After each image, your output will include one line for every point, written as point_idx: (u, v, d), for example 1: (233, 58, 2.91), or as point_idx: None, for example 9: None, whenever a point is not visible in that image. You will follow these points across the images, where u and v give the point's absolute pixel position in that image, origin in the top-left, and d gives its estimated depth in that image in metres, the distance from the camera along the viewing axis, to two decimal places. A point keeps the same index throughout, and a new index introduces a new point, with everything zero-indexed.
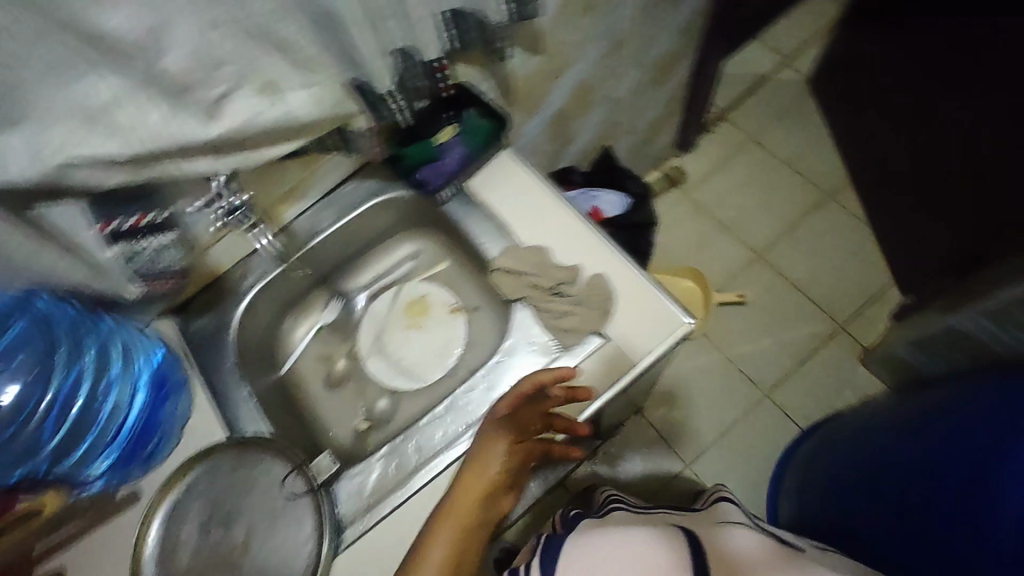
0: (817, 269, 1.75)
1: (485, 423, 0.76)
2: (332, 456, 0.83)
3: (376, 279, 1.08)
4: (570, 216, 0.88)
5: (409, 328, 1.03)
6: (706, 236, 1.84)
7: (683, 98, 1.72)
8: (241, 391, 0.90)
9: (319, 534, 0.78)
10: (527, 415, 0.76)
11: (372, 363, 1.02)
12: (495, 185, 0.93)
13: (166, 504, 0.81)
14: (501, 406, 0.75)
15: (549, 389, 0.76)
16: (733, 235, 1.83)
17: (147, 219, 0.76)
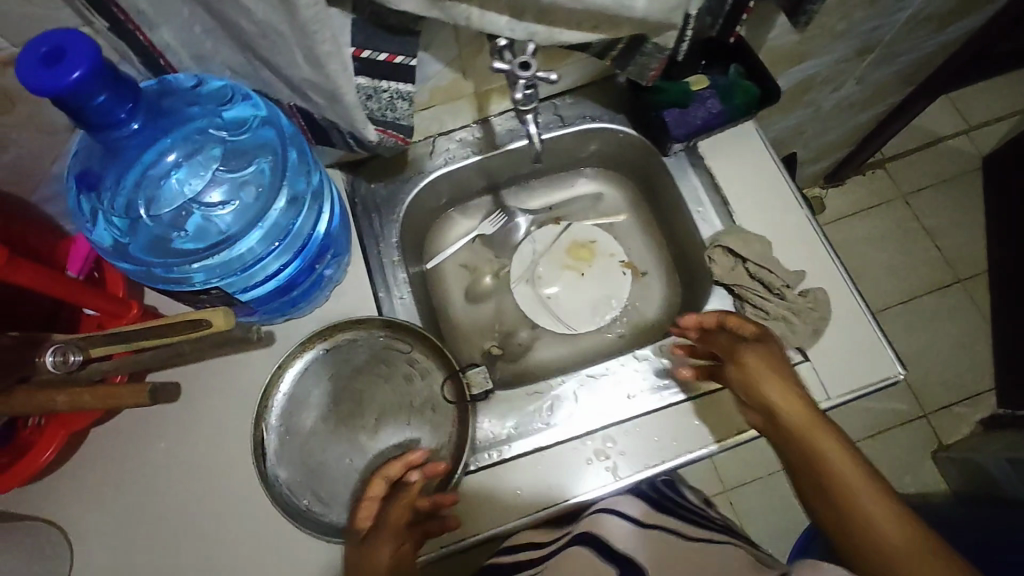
0: (917, 351, 1.67)
1: (368, 497, 0.68)
2: (487, 373, 0.77)
3: (548, 206, 0.98)
4: (802, 224, 0.81)
5: (561, 265, 0.95)
6: None
7: (865, 130, 1.58)
8: (398, 274, 0.83)
9: (457, 449, 0.73)
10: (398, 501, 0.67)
11: (524, 293, 0.94)
12: (727, 158, 0.84)
13: (307, 358, 0.76)
14: (374, 490, 0.68)
15: (406, 479, 0.68)
16: None
17: (396, 61, 0.62)
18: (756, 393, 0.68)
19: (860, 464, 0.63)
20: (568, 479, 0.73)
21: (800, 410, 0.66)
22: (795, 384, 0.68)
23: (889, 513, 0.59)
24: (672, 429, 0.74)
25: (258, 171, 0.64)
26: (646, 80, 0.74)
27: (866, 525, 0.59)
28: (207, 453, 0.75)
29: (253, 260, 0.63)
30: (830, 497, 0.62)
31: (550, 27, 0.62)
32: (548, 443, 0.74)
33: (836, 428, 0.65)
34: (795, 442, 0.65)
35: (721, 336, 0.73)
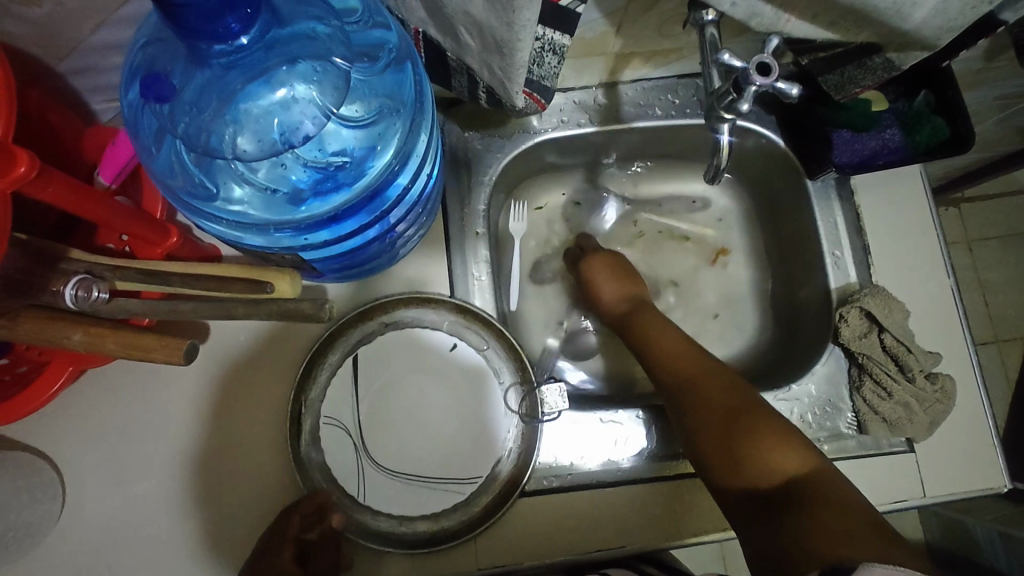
0: None
1: (286, 535, 0.56)
2: (563, 393, 0.65)
3: (648, 199, 0.85)
4: (948, 299, 0.70)
5: (348, 431, 0.62)
6: None
7: (964, 171, 1.44)
8: (476, 249, 0.70)
9: (515, 467, 0.64)
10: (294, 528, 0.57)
11: (431, 497, 0.62)
12: (880, 200, 0.72)
13: (358, 334, 0.65)
14: (292, 529, 0.57)
15: (328, 524, 0.58)
16: None
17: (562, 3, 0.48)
18: (642, 327, 0.70)
19: (699, 353, 0.64)
20: (630, 524, 0.64)
21: (671, 336, 0.67)
22: (666, 323, 0.70)
23: (711, 383, 0.60)
24: None
25: (376, 112, 0.49)
26: (844, 95, 0.60)
27: (692, 395, 0.60)
28: (230, 415, 0.64)
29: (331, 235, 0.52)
30: (682, 396, 0.61)
31: (780, 11, 0.47)
32: (596, 484, 0.65)
33: (690, 344, 0.66)
34: (642, 342, 0.68)
35: (608, 285, 0.76)
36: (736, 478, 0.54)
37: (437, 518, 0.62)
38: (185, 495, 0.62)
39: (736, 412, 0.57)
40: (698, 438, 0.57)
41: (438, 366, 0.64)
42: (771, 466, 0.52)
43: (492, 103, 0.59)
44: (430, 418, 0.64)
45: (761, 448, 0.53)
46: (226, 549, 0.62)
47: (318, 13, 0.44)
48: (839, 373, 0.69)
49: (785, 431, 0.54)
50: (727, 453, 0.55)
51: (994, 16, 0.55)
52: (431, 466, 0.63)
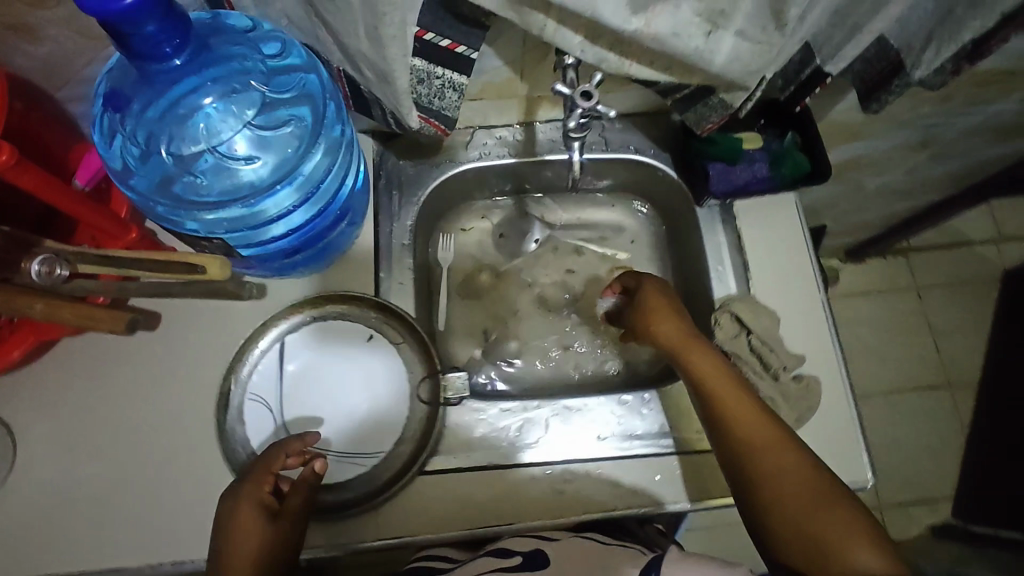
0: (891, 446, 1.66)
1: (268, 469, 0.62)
2: (467, 380, 0.73)
3: (568, 225, 0.96)
4: (818, 311, 0.78)
5: (271, 408, 0.71)
6: None
7: (893, 219, 1.56)
8: (401, 257, 0.81)
9: (418, 446, 0.71)
10: (257, 479, 0.62)
11: (340, 469, 0.69)
12: (757, 224, 0.83)
13: (285, 324, 0.73)
14: (275, 464, 0.63)
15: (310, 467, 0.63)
16: None
17: (459, 50, 0.64)
18: (702, 374, 0.65)
19: (760, 406, 0.62)
20: (523, 503, 0.70)
21: (727, 380, 0.64)
22: (724, 367, 0.66)
23: (784, 448, 0.58)
24: (633, 478, 0.71)
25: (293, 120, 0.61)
26: (701, 130, 0.72)
27: (765, 456, 0.58)
28: (153, 399, 0.70)
29: (269, 218, 0.62)
30: (756, 460, 0.58)
31: (622, 57, 0.60)
32: (490, 466, 0.71)
33: (749, 392, 0.63)
34: (702, 384, 0.65)
35: (665, 322, 0.71)
36: (820, 569, 0.52)
37: (343, 488, 0.69)
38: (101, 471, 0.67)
39: (820, 485, 0.55)
40: (779, 512, 0.55)
41: (354, 354, 0.73)
42: (861, 559, 0.50)
43: (392, 124, 0.70)
44: (344, 399, 0.72)
45: (847, 537, 0.52)
46: (136, 522, 0.66)
47: (240, 50, 0.58)
48: None
49: (874, 527, 0.52)
50: (813, 537, 0.53)
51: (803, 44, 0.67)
52: (342, 442, 0.70)
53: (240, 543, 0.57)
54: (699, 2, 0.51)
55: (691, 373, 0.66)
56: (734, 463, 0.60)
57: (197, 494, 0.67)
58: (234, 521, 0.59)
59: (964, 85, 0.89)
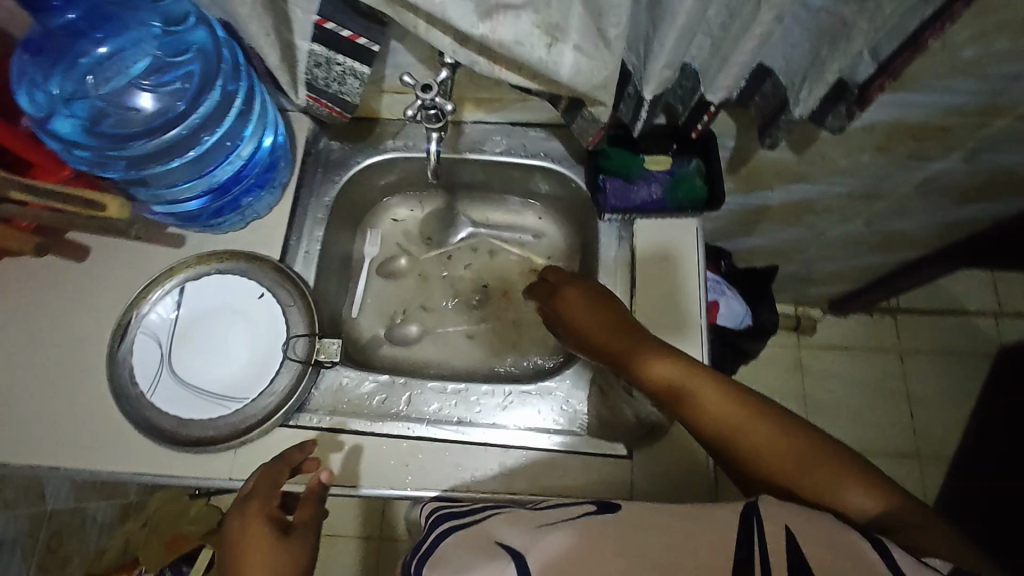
0: None
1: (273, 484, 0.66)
2: (340, 346, 0.78)
3: (492, 225, 1.01)
4: (692, 333, 0.79)
5: (159, 344, 0.77)
6: (774, 398, 1.69)
7: (873, 273, 1.52)
8: (314, 229, 0.87)
9: (282, 399, 0.76)
10: (265, 495, 0.64)
11: (209, 408, 0.75)
12: (653, 242, 0.84)
13: (189, 271, 0.80)
14: (276, 478, 0.68)
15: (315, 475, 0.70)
16: (806, 416, 1.68)
17: (359, 42, 0.69)
18: (657, 378, 0.67)
19: (728, 388, 0.64)
20: (367, 470, 0.74)
21: (682, 373, 0.66)
22: (676, 359, 0.68)
23: (762, 427, 0.61)
24: (474, 465, 0.74)
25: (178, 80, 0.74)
26: (589, 143, 0.75)
27: (750, 445, 0.61)
28: (61, 322, 0.78)
29: (169, 156, 0.75)
30: (742, 449, 0.61)
31: (493, 62, 0.64)
32: (346, 428, 0.76)
33: (713, 375, 0.65)
34: (665, 386, 0.67)
35: (605, 333, 0.73)
36: (845, 507, 0.56)
37: (207, 427, 0.74)
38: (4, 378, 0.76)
39: (805, 456, 0.59)
40: (784, 488, 0.59)
41: (245, 308, 0.80)
42: (858, 503, 0.56)
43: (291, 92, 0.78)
44: (227, 345, 0.78)
45: (841, 490, 0.56)
46: (20, 426, 0.74)
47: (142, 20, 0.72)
48: (571, 379, 0.80)
49: (858, 467, 0.58)
50: (820, 498, 0.57)
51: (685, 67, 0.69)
52: (216, 383, 0.76)
53: (258, 560, 0.58)
54: (536, 15, 0.55)
55: (650, 377, 0.68)
56: (727, 458, 0.63)
57: (79, 411, 0.74)
58: (246, 538, 0.60)
59: (894, 135, 0.88)
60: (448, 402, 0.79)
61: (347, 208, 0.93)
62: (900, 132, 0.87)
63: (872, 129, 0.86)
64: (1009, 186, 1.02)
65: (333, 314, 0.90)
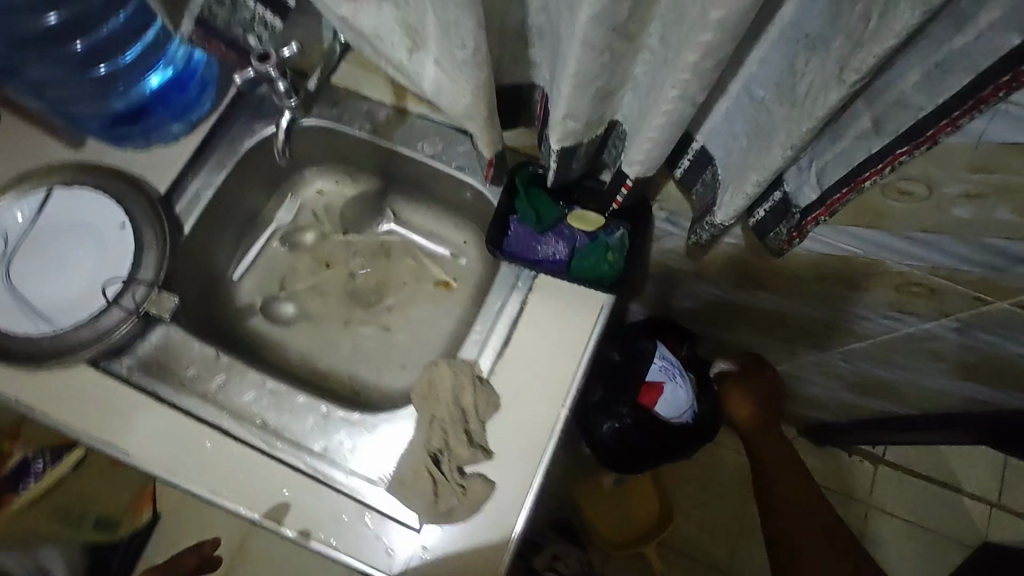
0: None
1: None
2: (175, 304, 0.73)
3: (416, 228, 0.92)
4: (545, 426, 0.68)
5: (7, 241, 0.74)
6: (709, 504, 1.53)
7: (855, 413, 1.33)
8: (212, 176, 0.81)
9: (95, 338, 0.71)
10: None
11: (23, 321, 0.71)
12: (546, 305, 0.73)
13: (66, 179, 0.76)
14: None
15: None
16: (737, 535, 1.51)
17: None
18: None
19: None
20: (151, 444, 0.68)
21: None
22: None
23: None
24: (259, 480, 0.67)
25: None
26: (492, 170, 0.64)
27: None
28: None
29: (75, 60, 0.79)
30: None
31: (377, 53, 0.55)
32: (148, 391, 0.70)
33: None
34: None
35: None
36: None
37: (10, 338, 0.70)
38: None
39: None
40: None
41: (103, 235, 0.75)
42: None
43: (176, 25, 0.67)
44: (68, 263, 0.74)
45: None
46: None
47: None
48: (397, 423, 0.70)
49: None
50: None
51: (615, 124, 0.60)
52: (41, 299, 0.72)
53: None
54: (398, 12, 0.46)
55: None
56: None
57: None
58: None
59: (872, 275, 0.73)
60: (261, 401, 0.71)
61: (266, 164, 0.87)
62: (876, 274, 0.72)
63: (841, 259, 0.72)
64: (1010, 377, 0.85)
65: (212, 266, 0.85)
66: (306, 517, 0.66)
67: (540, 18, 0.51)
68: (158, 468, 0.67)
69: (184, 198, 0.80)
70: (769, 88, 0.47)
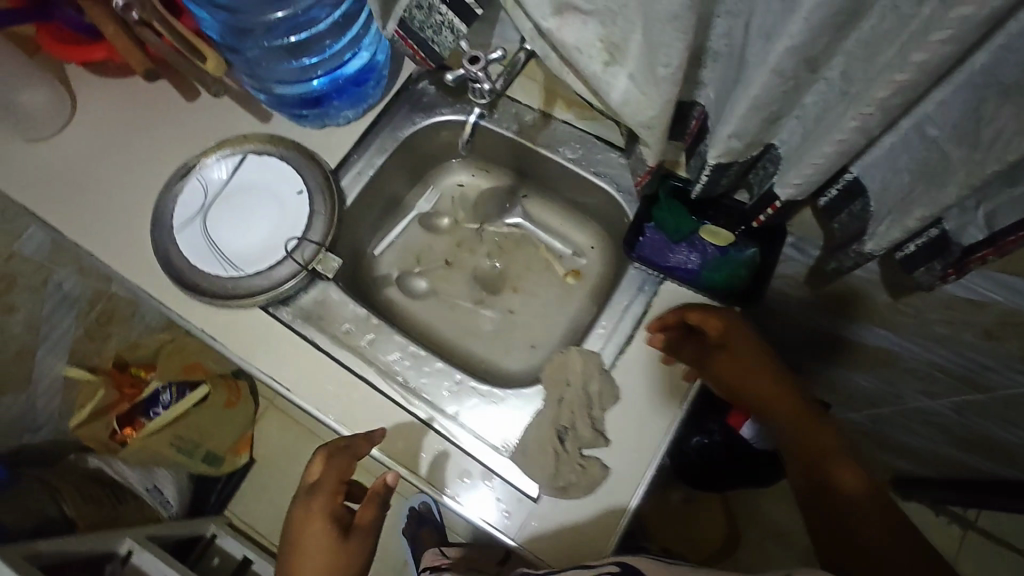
0: None
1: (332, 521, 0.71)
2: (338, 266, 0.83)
3: (542, 224, 0.99)
4: (660, 425, 0.73)
5: (206, 193, 0.86)
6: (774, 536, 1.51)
7: (949, 469, 1.28)
8: (374, 157, 0.91)
9: (270, 286, 0.82)
10: (329, 496, 0.70)
11: (213, 263, 0.83)
12: (671, 309, 0.77)
13: (258, 146, 0.88)
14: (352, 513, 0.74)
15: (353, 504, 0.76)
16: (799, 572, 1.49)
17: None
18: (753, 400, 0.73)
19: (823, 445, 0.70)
20: (307, 384, 0.78)
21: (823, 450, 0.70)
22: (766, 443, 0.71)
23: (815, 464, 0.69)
24: (397, 432, 0.75)
25: None
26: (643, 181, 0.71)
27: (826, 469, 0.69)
28: (153, 145, 0.91)
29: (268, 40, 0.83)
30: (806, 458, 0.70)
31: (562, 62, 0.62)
32: (308, 337, 0.80)
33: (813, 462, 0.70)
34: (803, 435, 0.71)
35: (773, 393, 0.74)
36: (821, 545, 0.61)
37: (203, 277, 0.82)
38: (89, 166, 0.90)
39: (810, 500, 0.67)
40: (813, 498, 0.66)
41: (283, 197, 0.86)
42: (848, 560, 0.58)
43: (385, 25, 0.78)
44: (252, 218, 0.85)
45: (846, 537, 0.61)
46: (93, 207, 0.88)
47: None
48: (521, 399, 0.76)
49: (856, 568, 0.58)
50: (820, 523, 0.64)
51: (772, 146, 0.62)
52: (229, 247, 0.84)
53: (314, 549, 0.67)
54: (602, 29, 0.52)
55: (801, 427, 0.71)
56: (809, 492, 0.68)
57: (131, 215, 0.87)
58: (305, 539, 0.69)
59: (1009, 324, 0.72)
60: (402, 360, 0.79)
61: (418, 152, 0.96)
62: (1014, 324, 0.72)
63: (979, 303, 0.72)
64: None
65: (361, 235, 0.95)
66: (433, 468, 0.73)
67: (722, 45, 0.56)
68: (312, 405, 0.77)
69: (351, 173, 0.90)
70: (946, 129, 0.49)
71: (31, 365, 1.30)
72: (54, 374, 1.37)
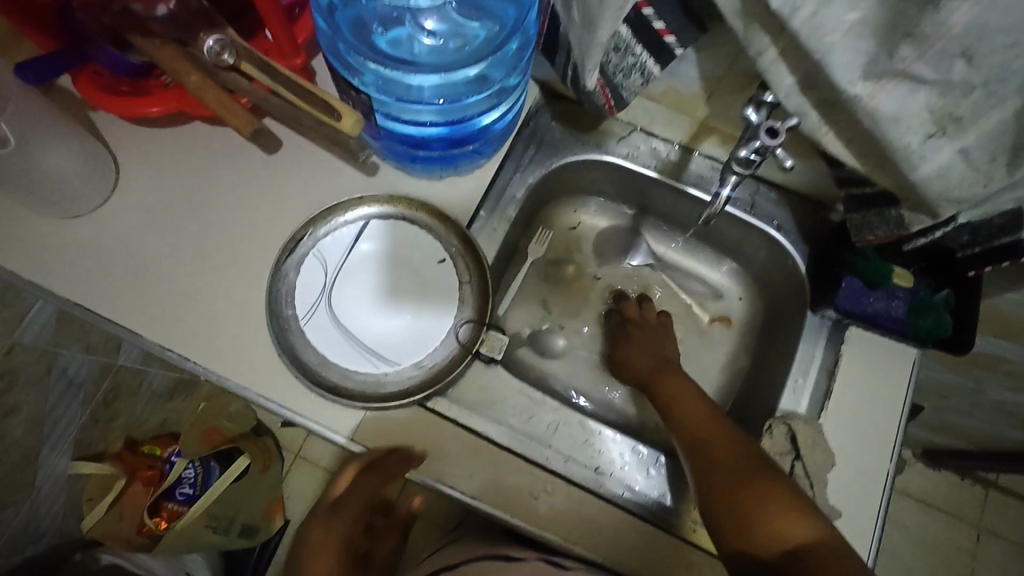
0: None
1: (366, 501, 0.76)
2: (503, 346, 0.75)
3: (671, 263, 0.93)
4: (879, 482, 0.71)
5: (326, 272, 0.72)
6: None
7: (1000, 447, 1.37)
8: (506, 209, 0.81)
9: (429, 377, 0.71)
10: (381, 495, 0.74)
11: (354, 358, 0.70)
12: (865, 360, 0.75)
13: (379, 211, 0.74)
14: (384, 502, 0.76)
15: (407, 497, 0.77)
16: None
17: (665, 39, 0.60)
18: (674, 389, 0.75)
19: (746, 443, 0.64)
20: (495, 487, 0.68)
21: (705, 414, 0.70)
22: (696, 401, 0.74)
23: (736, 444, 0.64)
24: (611, 530, 0.67)
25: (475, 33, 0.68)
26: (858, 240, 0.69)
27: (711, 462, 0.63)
28: (237, 214, 0.74)
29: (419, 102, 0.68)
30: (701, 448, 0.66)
31: (823, 123, 0.55)
32: (485, 432, 0.72)
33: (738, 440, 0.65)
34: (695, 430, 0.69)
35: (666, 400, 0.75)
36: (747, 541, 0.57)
37: (346, 378, 0.70)
38: (163, 245, 0.73)
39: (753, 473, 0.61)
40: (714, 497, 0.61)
41: (421, 268, 0.73)
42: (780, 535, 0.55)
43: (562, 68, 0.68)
44: (388, 298, 0.72)
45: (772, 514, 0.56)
46: (180, 297, 0.71)
47: None
48: None
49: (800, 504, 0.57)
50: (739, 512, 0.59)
51: None
52: (368, 336, 0.71)
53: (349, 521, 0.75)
54: (937, 99, 0.46)
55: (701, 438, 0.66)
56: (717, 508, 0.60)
57: (234, 304, 0.71)
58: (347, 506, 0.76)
59: None
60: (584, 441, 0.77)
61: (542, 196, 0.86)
62: None
63: None
64: None
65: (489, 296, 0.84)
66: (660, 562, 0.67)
67: None
68: (503, 511, 0.67)
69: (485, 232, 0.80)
70: None
71: (35, 467, 1.07)
72: (60, 471, 1.14)
